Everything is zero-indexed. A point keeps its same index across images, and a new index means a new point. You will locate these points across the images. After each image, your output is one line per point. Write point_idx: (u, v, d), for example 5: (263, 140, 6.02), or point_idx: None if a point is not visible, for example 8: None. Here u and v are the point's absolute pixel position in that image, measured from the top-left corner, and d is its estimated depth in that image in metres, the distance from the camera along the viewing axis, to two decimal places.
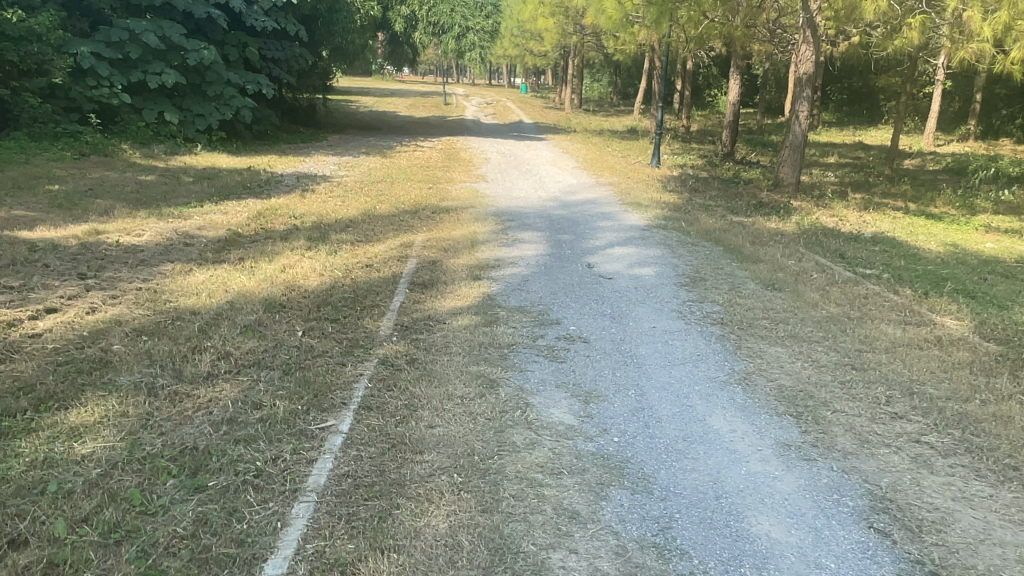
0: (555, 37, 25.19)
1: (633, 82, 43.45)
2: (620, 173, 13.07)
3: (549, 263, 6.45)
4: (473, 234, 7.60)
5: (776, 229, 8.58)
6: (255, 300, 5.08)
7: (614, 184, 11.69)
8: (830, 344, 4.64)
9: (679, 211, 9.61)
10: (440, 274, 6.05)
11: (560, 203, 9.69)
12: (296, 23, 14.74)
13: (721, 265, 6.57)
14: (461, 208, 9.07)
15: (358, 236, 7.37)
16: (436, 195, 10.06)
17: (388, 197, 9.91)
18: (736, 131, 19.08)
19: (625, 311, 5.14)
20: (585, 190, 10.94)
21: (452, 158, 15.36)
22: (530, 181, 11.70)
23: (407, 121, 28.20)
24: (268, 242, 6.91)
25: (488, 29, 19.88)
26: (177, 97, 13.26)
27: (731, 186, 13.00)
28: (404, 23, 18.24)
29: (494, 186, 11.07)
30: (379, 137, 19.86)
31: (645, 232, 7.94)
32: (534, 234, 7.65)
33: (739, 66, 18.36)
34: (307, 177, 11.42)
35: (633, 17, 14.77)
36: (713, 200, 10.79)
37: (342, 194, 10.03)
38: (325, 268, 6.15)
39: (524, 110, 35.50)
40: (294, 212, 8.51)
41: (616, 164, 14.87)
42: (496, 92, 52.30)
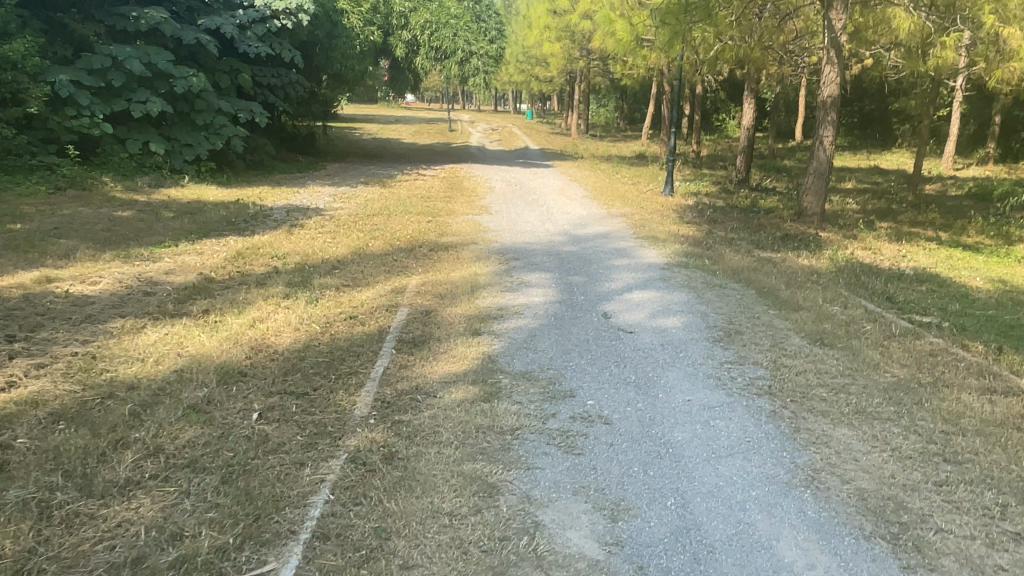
0: (560, 62, 24.73)
1: (640, 107, 42.95)
2: (632, 204, 12.30)
3: (559, 312, 5.61)
4: (474, 277, 6.75)
5: (810, 267, 7.75)
6: (210, 368, 4.26)
7: (627, 215, 10.89)
8: (907, 423, 3.78)
9: (700, 246, 8.78)
10: (434, 329, 5.20)
11: (571, 238, 8.88)
12: (292, 48, 14.16)
13: (757, 314, 5.72)
14: (462, 245, 8.26)
15: (343, 280, 6.57)
16: (435, 230, 9.27)
17: (381, 233, 9.14)
18: (751, 157, 18.33)
19: (653, 378, 4.28)
20: (595, 222, 10.16)
21: (454, 187, 14.62)
22: (537, 213, 10.91)
23: (411, 148, 27.62)
24: (240, 289, 6.13)
25: (493, 54, 18.70)
26: (164, 126, 12.61)
27: (751, 216, 12.20)
28: (404, 49, 18.00)
29: (498, 219, 10.29)
30: (380, 165, 19.20)
31: (666, 273, 7.10)
32: (542, 276, 6.81)
33: (753, 89, 17.67)
34: (298, 210, 10.68)
35: (643, 39, 14.11)
36: (735, 232, 9.99)
37: (333, 229, 9.26)
38: (301, 322, 5.34)
39: (530, 135, 34.97)
40: (277, 251, 7.74)
41: (627, 193, 14.11)
42: (501, 118, 51.90)
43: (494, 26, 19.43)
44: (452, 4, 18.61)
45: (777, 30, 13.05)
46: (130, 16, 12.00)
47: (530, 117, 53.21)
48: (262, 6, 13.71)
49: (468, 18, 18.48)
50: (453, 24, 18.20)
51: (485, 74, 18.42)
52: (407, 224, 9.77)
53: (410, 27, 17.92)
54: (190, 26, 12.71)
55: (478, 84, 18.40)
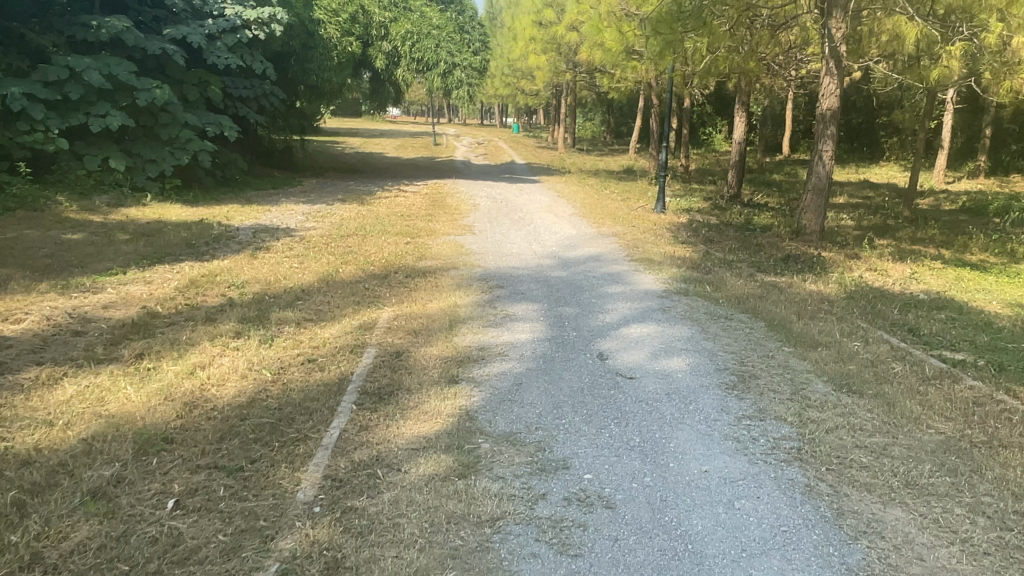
0: (546, 74, 24.22)
1: (627, 120, 42.61)
2: (623, 222, 11.68)
3: (549, 352, 4.91)
4: (453, 309, 6.05)
5: (819, 293, 7.13)
6: (128, 436, 3.53)
7: (618, 235, 10.25)
8: (972, 501, 3.12)
9: (699, 270, 8.14)
10: (403, 375, 4.48)
11: (560, 262, 8.20)
12: (264, 59, 13.49)
13: (771, 352, 5.06)
14: (441, 270, 7.56)
15: (305, 314, 5.86)
16: (413, 253, 8.57)
17: (354, 256, 8.43)
18: (743, 171, 17.81)
19: (661, 440, 3.58)
20: (585, 243, 9.51)
21: (436, 204, 13.93)
22: (523, 233, 10.25)
23: (394, 163, 26.96)
24: (185, 327, 5.41)
25: (477, 66, 18.09)
26: (126, 142, 11.87)
27: (748, 234, 11.62)
28: (384, 60, 17.31)
29: (482, 240, 9.60)
30: (360, 181, 18.50)
31: (665, 303, 6.44)
32: (529, 307, 6.12)
33: (744, 102, 17.16)
34: (266, 231, 9.98)
35: (632, 50, 13.57)
36: (733, 253, 9.37)
37: (301, 253, 8.55)
38: (249, 368, 4.62)
39: (516, 149, 34.42)
40: (236, 278, 7.02)
41: (617, 210, 13.49)
42: (487, 132, 51.41)
43: (478, 37, 18.86)
44: (434, 15, 18.07)
45: (772, 41, 12.54)
46: (90, 25, 11.29)
47: (516, 131, 52.75)
48: (232, 15, 13.03)
49: (450, 29, 17.96)
50: (436, 35, 17.66)
51: (468, 86, 17.75)
52: (383, 247, 9.07)
53: (390, 37, 17.28)
54: (155, 36, 12.01)
55: (462, 97, 17.74)
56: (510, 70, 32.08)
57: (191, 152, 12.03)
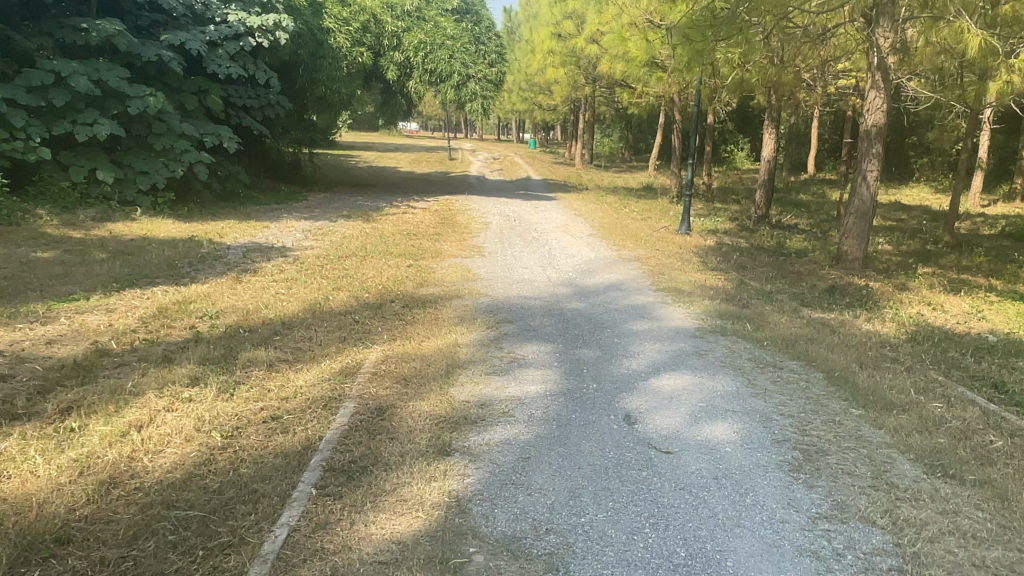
0: (564, 89, 23.46)
1: (646, 137, 41.81)
2: (646, 245, 10.78)
3: (564, 412, 4.01)
4: (451, 350, 5.15)
5: (876, 335, 6.19)
6: (9, 536, 2.69)
7: (642, 260, 9.37)
8: None
9: (736, 303, 7.22)
10: (382, 441, 3.60)
11: (577, 291, 7.31)
12: (268, 68, 12.79)
13: (835, 417, 4.15)
14: (443, 300, 6.68)
15: (280, 354, 5.01)
16: (416, 278, 7.71)
17: (351, 280, 7.60)
18: (772, 191, 16.87)
19: (714, 555, 2.68)
20: (605, 269, 8.61)
21: (446, 222, 13.11)
22: (537, 256, 9.37)
23: (407, 178, 26.27)
24: (134, 371, 4.56)
25: (493, 79, 17.31)
26: (117, 152, 11.19)
27: (782, 260, 10.68)
28: (396, 71, 16.62)
29: (492, 263, 8.73)
30: (370, 196, 17.77)
31: (700, 345, 5.52)
32: (540, 348, 5.21)
33: (774, 118, 16.24)
34: (258, 250, 9.19)
35: (657, 61, 12.74)
36: (770, 283, 8.45)
37: (291, 276, 7.72)
38: (197, 430, 3.77)
39: (533, 165, 33.66)
40: (211, 307, 6.20)
41: (638, 231, 12.60)
42: (503, 147, 50.80)
43: (494, 49, 18.10)
44: (448, 25, 17.35)
45: (810, 52, 11.65)
46: (81, 29, 10.64)
47: (533, 147, 52.12)
48: (235, 21, 12.34)
49: (466, 40, 17.23)
50: (450, 45, 16.90)
51: (483, 100, 16.93)
52: (384, 269, 8.23)
53: (403, 47, 16.58)
54: (151, 41, 11.34)
55: (476, 111, 16.93)
56: (527, 84, 31.39)
57: (186, 163, 11.31)
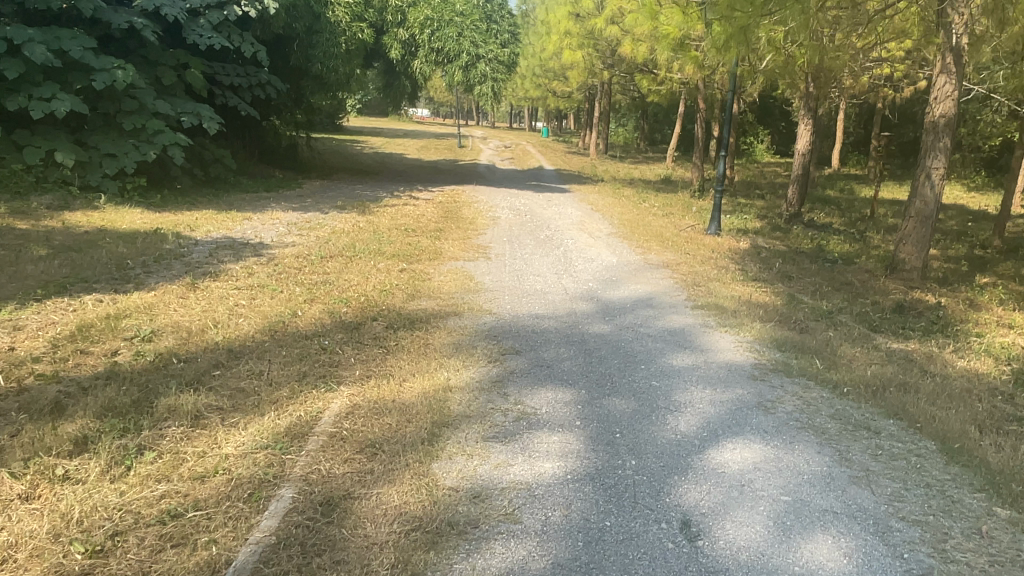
0: (581, 74, 22.11)
1: (662, 127, 40.33)
2: (674, 247, 9.51)
3: (594, 517, 2.75)
4: (440, 397, 3.90)
5: (978, 376, 4.93)
6: None
7: (673, 267, 8.12)
8: None
9: (793, 327, 5.95)
10: (320, 573, 2.37)
11: (602, 308, 6.04)
12: (256, 41, 11.51)
13: (981, 528, 2.89)
14: (437, 319, 5.44)
15: (212, 400, 3.80)
16: (407, 287, 6.47)
17: (330, 289, 6.37)
18: (806, 187, 15.52)
19: None
20: (630, 279, 7.35)
21: (450, 216, 11.89)
22: (551, 260, 8.14)
23: (412, 165, 25.00)
24: (5, 425, 3.36)
25: (505, 60, 15.97)
26: (81, 131, 9.98)
27: (829, 268, 9.41)
28: (400, 49, 15.34)
29: (499, 268, 7.49)
30: (370, 184, 16.54)
31: (763, 392, 4.25)
32: (558, 396, 3.96)
33: (812, 107, 14.87)
34: (230, 247, 7.98)
35: (688, 40, 11.39)
36: (825, 299, 7.18)
37: (259, 281, 6.51)
38: (52, 539, 2.56)
39: (545, 154, 32.32)
40: (146, 325, 4.99)
41: (663, 230, 11.31)
42: (515, 136, 49.48)
43: (507, 27, 16.73)
44: None
45: (864, 33, 10.31)
46: None
47: (546, 136, 50.75)
48: None
49: (476, 17, 15.90)
50: (458, 23, 15.59)
51: (494, 82, 15.61)
52: (372, 274, 7.01)
53: (407, 24, 15.27)
54: (123, 7, 10.06)
55: (486, 94, 15.62)
56: (542, 71, 30.03)
57: (159, 145, 10.11)
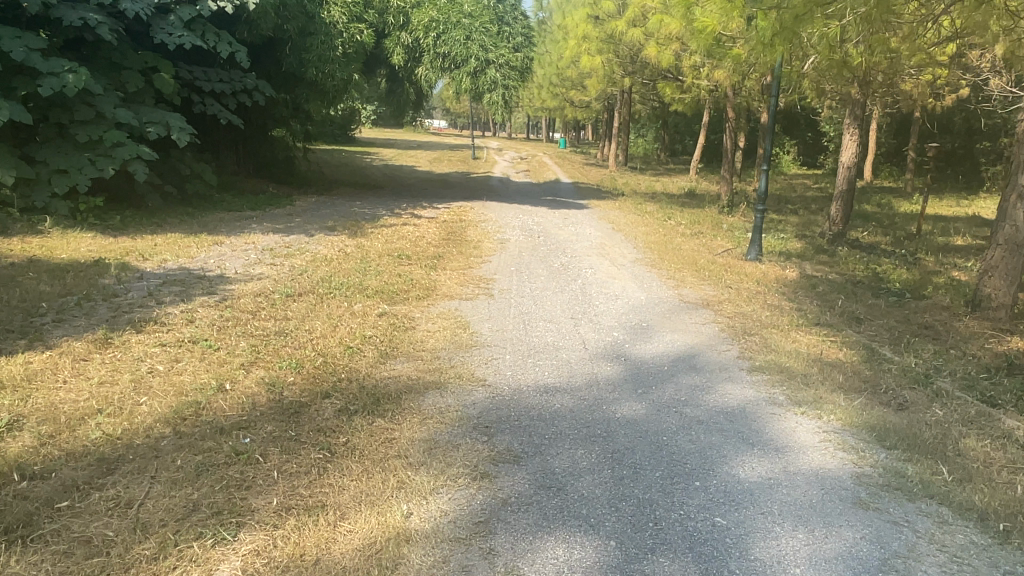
0: (600, 82, 20.72)
1: (683, 138, 38.89)
2: (714, 280, 8.05)
3: None
4: (389, 563, 2.49)
5: None
6: None
7: (715, 308, 6.68)
8: None
9: (886, 405, 4.49)
10: None
11: (632, 375, 4.60)
12: (235, 41, 10.27)
13: None
14: (411, 395, 4.04)
15: (29, 566, 2.43)
16: (383, 342, 5.06)
17: (284, 343, 4.98)
18: (850, 203, 14.01)
19: None
20: (664, 326, 5.91)
21: (453, 238, 10.55)
22: (566, 297, 6.74)
23: (421, 178, 23.74)
24: None
25: (518, 66, 14.65)
26: (30, 144, 8.80)
27: (895, 304, 7.93)
28: (403, 54, 14.13)
29: (502, 311, 6.07)
30: (371, 200, 15.25)
31: (886, 541, 2.81)
32: (576, 559, 2.53)
33: (858, 115, 13.38)
34: (182, 282, 6.66)
35: (724, 39, 9.97)
36: (908, 352, 5.73)
37: (197, 332, 5.15)
38: None
39: (562, 166, 30.98)
40: (6, 410, 3.63)
41: (695, 255, 9.85)
42: (532, 147, 48.17)
43: (521, 30, 15.36)
44: None
45: (932, 29, 8.84)
46: None
47: (563, 147, 49.40)
48: None
49: (486, 18, 14.46)
50: (466, 25, 14.19)
51: (504, 89, 14.19)
52: (342, 321, 5.60)
53: (411, 26, 14.05)
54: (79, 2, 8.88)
55: (496, 103, 14.18)
56: (559, 80, 28.67)
57: (118, 160, 8.89)
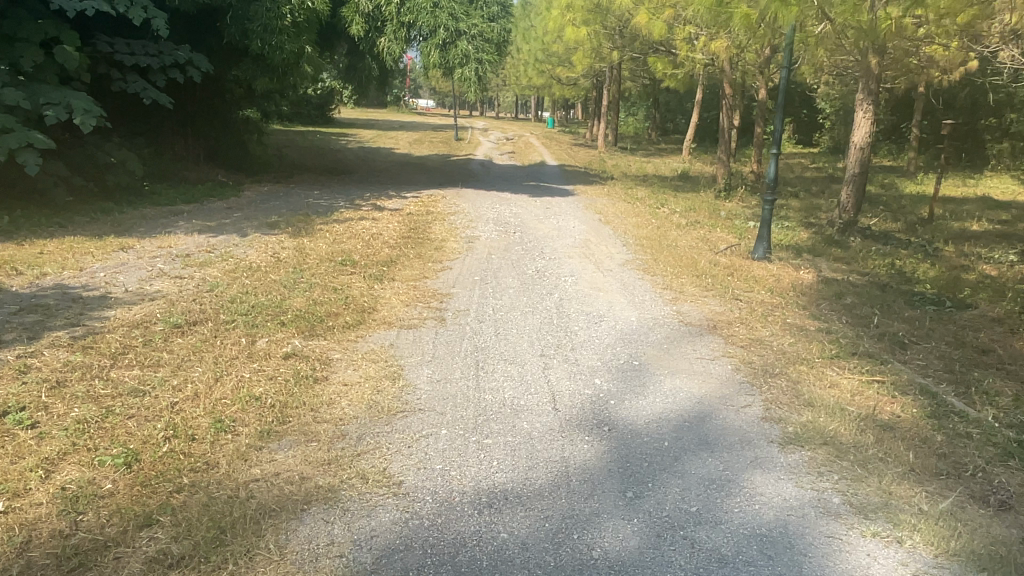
0: (587, 56, 19.16)
1: (674, 116, 37.34)
2: (719, 290, 6.66)
3: None
4: None
5: None
6: None
7: (724, 333, 5.29)
8: None
9: (979, 502, 3.14)
10: None
11: (618, 462, 3.20)
12: (151, 6, 8.72)
13: None
14: (279, 519, 2.64)
15: None
16: (273, 406, 3.64)
17: (130, 415, 3.55)
18: (863, 188, 12.62)
19: None
20: (662, 367, 4.51)
21: (414, 235, 9.11)
22: (537, 321, 5.32)
23: (396, 162, 22.16)
24: None
25: (494, 38, 13.06)
26: None
27: (937, 316, 6.59)
28: (363, 24, 12.54)
29: (451, 346, 4.64)
30: (333, 188, 13.74)
31: None
32: None
33: (873, 90, 11.97)
34: (49, 308, 5.21)
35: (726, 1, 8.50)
36: (982, 401, 4.37)
37: (18, 393, 3.72)
38: None
39: (549, 148, 29.44)
40: None
41: (694, 254, 8.46)
42: (518, 127, 46.51)
43: None
44: None
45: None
46: None
47: (551, 127, 47.76)
48: None
49: None
50: None
51: (478, 64, 12.64)
52: (230, 369, 4.17)
53: None
54: None
55: (468, 79, 12.64)
56: (545, 55, 27.03)
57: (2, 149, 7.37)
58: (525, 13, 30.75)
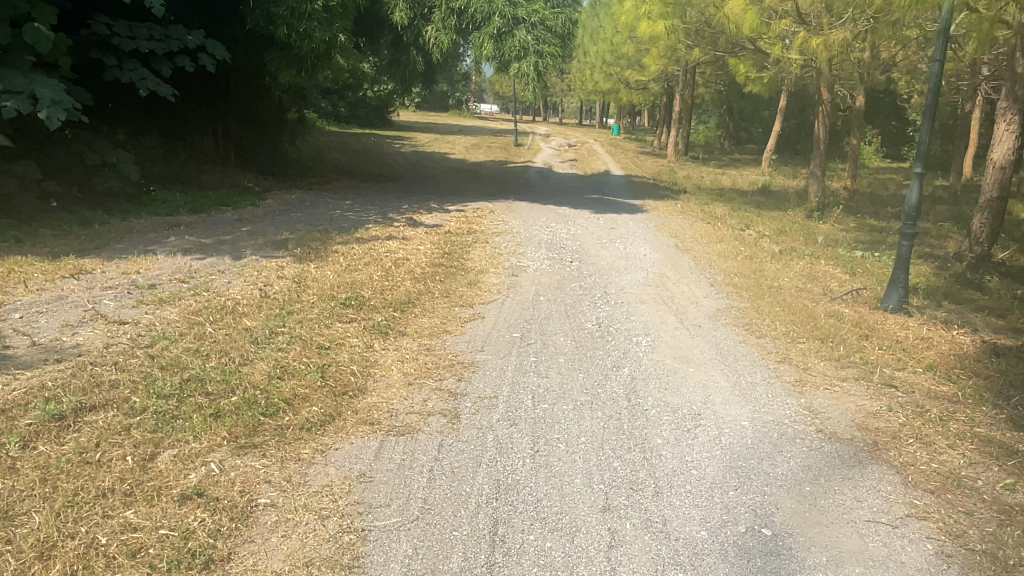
0: (662, 56, 17.17)
1: (750, 126, 34.81)
2: (860, 368, 4.68)
3: None
4: None
5: None
6: None
7: (896, 464, 3.36)
8: None
9: None
10: None
11: None
12: None
13: None
14: None
15: None
16: None
17: None
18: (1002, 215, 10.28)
19: None
20: (813, 543, 2.64)
21: (448, 262, 7.39)
22: (600, 427, 3.49)
23: (448, 168, 20.58)
24: None
25: (557, 29, 11.30)
26: None
27: None
28: (408, 9, 10.97)
29: (458, 482, 2.86)
30: (369, 197, 12.17)
31: None
32: None
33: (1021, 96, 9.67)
34: None
35: None
36: None
37: None
38: None
39: (614, 156, 27.49)
40: None
41: (806, 302, 6.47)
42: (581, 133, 44.56)
43: None
44: None
45: None
46: None
47: (616, 134, 45.74)
48: None
49: None
50: None
51: (538, 57, 10.84)
52: (78, 525, 2.48)
53: None
54: None
55: (527, 75, 10.86)
56: (614, 57, 25.13)
57: None
58: (594, 12, 28.88)
